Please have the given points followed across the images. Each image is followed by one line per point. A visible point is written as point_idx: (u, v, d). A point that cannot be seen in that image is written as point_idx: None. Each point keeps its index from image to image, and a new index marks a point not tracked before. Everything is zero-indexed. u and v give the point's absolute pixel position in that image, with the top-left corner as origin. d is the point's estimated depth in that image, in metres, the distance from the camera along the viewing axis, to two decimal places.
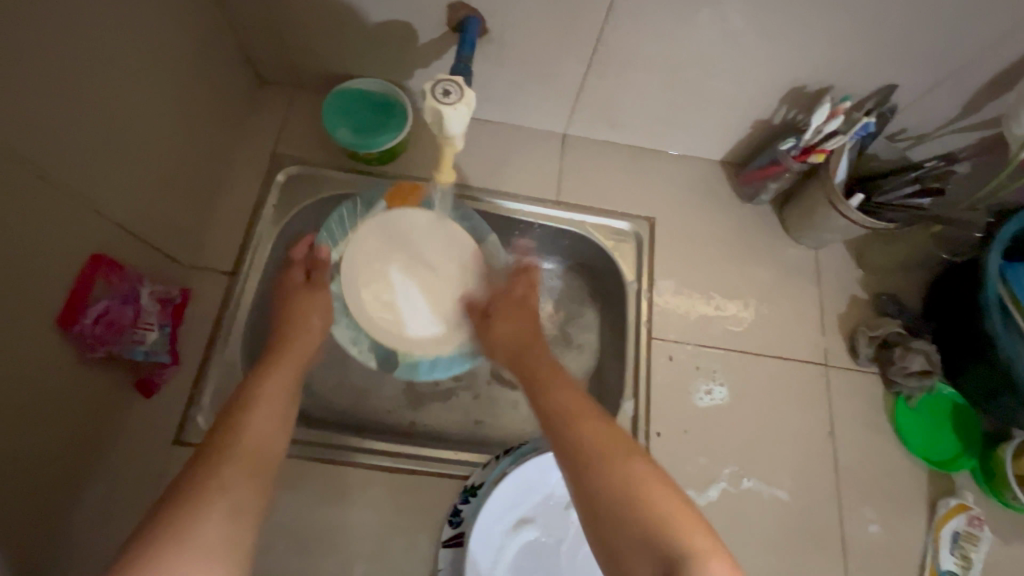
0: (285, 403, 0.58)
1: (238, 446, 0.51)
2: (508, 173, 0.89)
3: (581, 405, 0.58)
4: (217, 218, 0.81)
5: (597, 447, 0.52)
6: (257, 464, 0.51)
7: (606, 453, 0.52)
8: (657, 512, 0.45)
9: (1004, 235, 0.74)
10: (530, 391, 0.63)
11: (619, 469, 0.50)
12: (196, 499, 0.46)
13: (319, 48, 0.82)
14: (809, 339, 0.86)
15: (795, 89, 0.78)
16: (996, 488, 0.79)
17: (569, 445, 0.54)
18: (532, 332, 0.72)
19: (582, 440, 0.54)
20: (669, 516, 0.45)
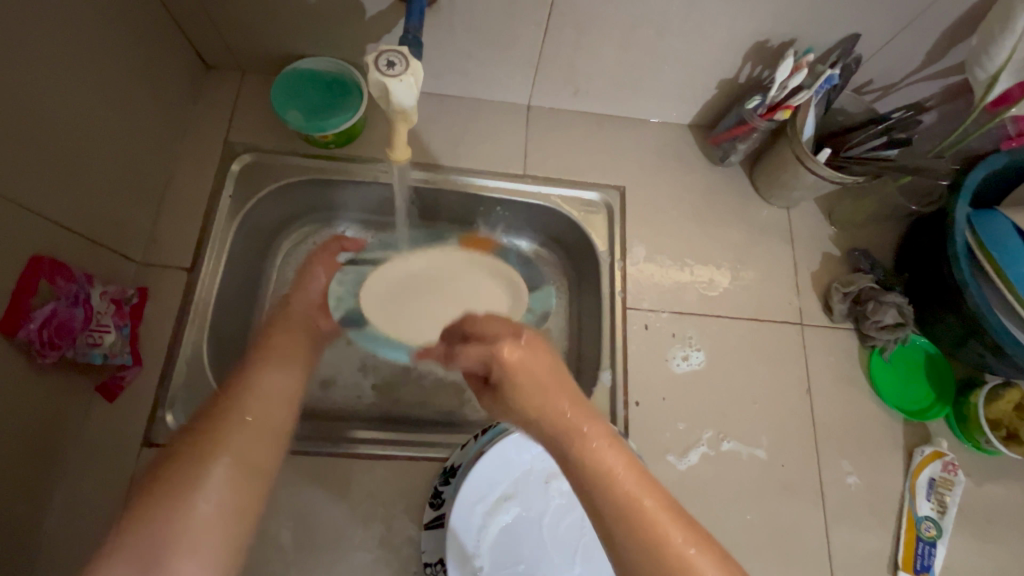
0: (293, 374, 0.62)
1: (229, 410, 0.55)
2: (472, 149, 0.87)
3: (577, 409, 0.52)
4: (172, 212, 0.78)
5: (612, 478, 0.47)
6: (251, 462, 0.53)
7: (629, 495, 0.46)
8: (690, 564, 0.43)
9: (969, 183, 0.75)
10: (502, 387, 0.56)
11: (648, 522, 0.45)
12: (186, 473, 0.50)
13: (263, 27, 0.78)
14: (784, 299, 0.86)
15: (757, 44, 0.76)
16: (970, 435, 0.80)
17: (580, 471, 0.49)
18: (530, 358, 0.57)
19: (600, 476, 0.47)
20: None
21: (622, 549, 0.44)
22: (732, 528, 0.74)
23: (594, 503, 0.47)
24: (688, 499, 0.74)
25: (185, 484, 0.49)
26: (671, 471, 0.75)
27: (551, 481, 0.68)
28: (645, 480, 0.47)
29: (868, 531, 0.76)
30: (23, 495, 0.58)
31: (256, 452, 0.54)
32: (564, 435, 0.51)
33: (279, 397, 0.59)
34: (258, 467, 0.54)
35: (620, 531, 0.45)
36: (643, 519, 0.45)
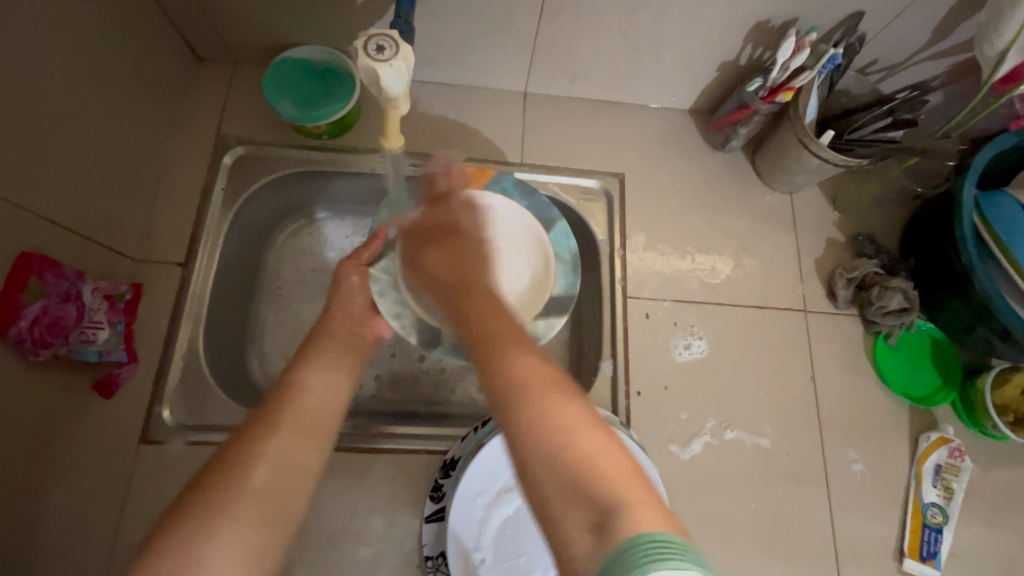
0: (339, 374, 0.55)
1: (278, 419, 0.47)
2: (468, 138, 0.85)
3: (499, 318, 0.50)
4: (165, 207, 0.77)
5: (519, 370, 0.42)
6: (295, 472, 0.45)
7: (524, 383, 0.41)
8: (577, 448, 0.38)
9: (977, 163, 0.73)
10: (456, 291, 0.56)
11: (538, 406, 0.40)
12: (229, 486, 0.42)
13: (252, 15, 0.76)
14: (787, 285, 0.85)
15: (758, 24, 0.74)
16: (977, 420, 0.79)
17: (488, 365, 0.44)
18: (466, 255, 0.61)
19: (500, 366, 0.43)
20: (608, 487, 0.36)
21: (518, 440, 0.39)
22: (737, 517, 0.73)
23: (495, 390, 0.42)
24: (692, 489, 0.73)
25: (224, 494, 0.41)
26: (674, 460, 0.74)
27: None
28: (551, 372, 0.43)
29: (874, 518, 0.75)
30: (22, 494, 0.58)
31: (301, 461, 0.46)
32: (490, 335, 0.47)
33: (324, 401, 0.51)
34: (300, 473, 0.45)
35: (511, 414, 0.40)
36: (548, 416, 0.39)
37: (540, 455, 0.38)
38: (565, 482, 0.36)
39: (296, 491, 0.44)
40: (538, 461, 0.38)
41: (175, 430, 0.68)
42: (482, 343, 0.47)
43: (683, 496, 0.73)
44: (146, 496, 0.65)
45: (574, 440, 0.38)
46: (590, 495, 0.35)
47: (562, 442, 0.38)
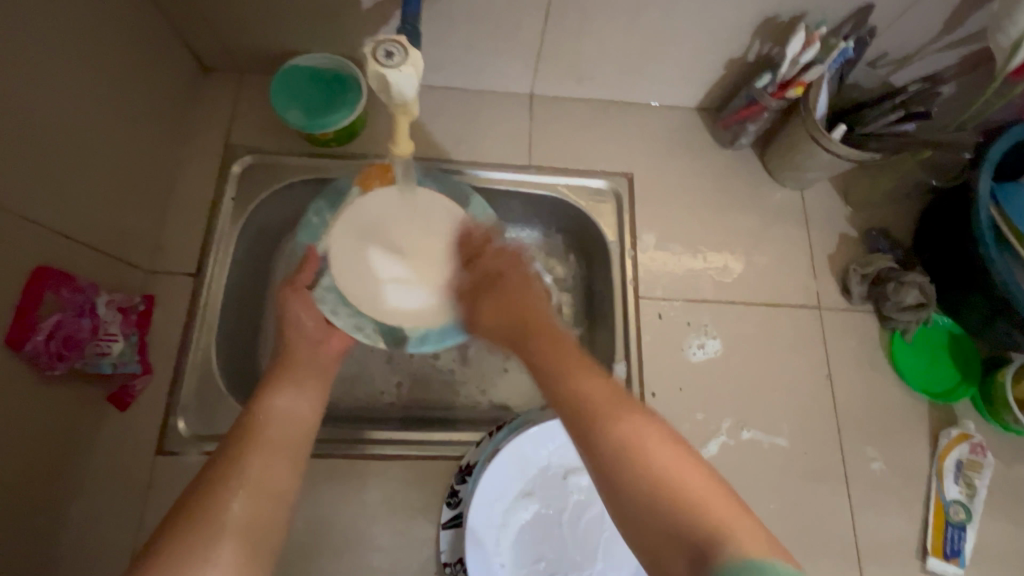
0: (309, 394, 0.59)
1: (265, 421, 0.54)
2: (475, 141, 0.85)
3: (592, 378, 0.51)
4: (175, 218, 0.77)
5: (616, 424, 0.46)
6: (274, 489, 0.49)
7: (622, 432, 0.45)
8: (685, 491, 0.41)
9: (994, 155, 0.72)
10: (526, 345, 0.60)
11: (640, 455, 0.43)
12: (206, 511, 0.45)
13: (257, 24, 0.76)
14: (800, 282, 0.84)
15: (766, 20, 0.73)
16: (998, 415, 0.78)
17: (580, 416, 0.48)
18: (525, 302, 0.67)
19: (591, 423, 0.47)
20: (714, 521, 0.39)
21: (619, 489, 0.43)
22: (756, 518, 0.72)
23: (583, 439, 0.47)
24: None
25: (208, 513, 0.45)
26: None
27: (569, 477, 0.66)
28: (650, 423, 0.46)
29: (896, 517, 0.74)
30: (41, 508, 0.58)
31: (279, 480, 0.49)
32: (565, 385, 0.51)
33: (298, 421, 0.55)
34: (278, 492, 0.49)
35: (612, 464, 0.44)
36: (649, 467, 0.42)
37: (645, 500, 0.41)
38: (667, 518, 0.40)
39: (274, 511, 0.48)
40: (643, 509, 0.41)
41: (190, 441, 0.68)
42: (558, 394, 0.51)
43: None
44: (162, 507, 0.65)
45: (679, 481, 0.41)
46: (693, 527, 0.39)
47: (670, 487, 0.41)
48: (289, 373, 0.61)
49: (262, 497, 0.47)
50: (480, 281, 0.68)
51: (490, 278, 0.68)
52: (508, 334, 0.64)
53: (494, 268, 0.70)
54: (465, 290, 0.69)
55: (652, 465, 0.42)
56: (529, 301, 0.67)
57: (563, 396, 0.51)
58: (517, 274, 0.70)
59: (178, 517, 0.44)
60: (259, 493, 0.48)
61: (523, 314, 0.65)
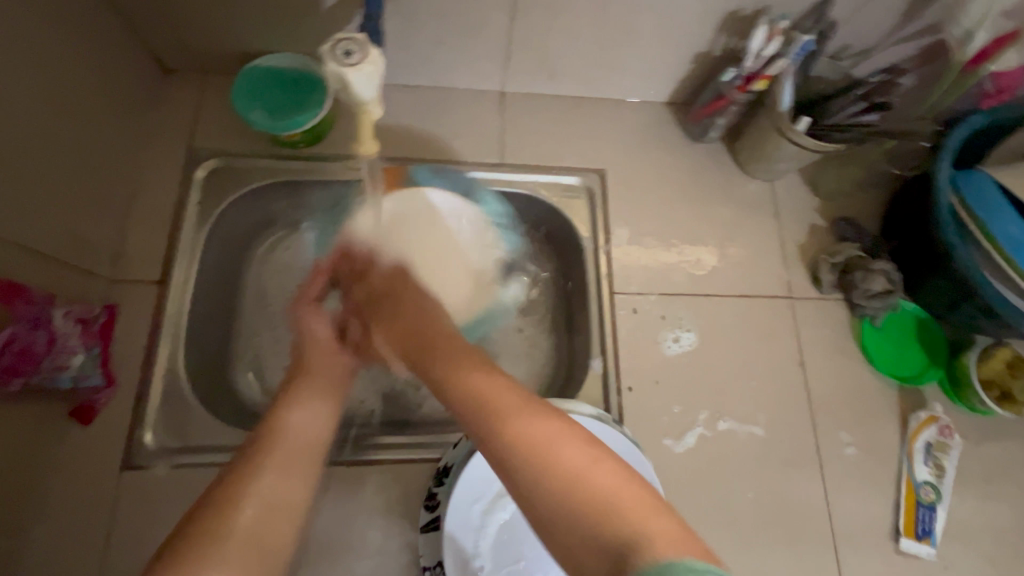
0: (323, 405, 0.58)
1: (280, 431, 0.53)
2: (446, 140, 0.84)
3: (494, 383, 0.50)
4: (137, 225, 0.75)
5: (526, 434, 0.44)
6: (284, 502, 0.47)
7: (534, 443, 0.43)
8: (602, 498, 0.39)
9: (951, 144, 0.75)
10: (422, 363, 0.58)
11: (550, 464, 0.41)
12: (216, 524, 0.44)
13: (218, 24, 0.74)
14: (772, 273, 0.85)
15: (730, 14, 0.74)
16: (964, 396, 0.80)
17: (490, 431, 0.46)
18: (416, 313, 0.66)
19: (502, 437, 0.45)
20: (630, 526, 0.37)
21: (535, 505, 0.41)
22: (734, 507, 0.73)
23: (495, 460, 0.44)
24: (687, 481, 0.73)
25: (217, 527, 0.43)
26: (669, 454, 0.74)
27: None
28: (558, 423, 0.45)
29: (869, 500, 0.76)
30: None
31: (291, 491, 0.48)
32: (474, 400, 0.49)
33: (308, 432, 0.54)
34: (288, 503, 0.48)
35: (524, 478, 0.42)
36: (560, 471, 0.41)
37: (564, 512, 0.39)
38: (583, 532, 0.38)
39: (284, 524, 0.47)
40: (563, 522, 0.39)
41: (158, 453, 0.66)
42: (462, 402, 0.50)
43: (680, 489, 0.73)
44: (131, 523, 0.63)
45: (594, 486, 0.40)
46: (609, 539, 0.37)
47: (588, 496, 0.39)
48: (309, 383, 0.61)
49: (273, 516, 0.46)
50: (373, 301, 0.71)
51: (387, 298, 0.69)
52: (400, 352, 0.63)
53: (379, 285, 0.72)
54: (362, 305, 0.72)
55: (564, 477, 0.40)
56: (422, 310, 0.67)
57: (473, 406, 0.49)
58: (402, 285, 0.71)
59: (189, 532, 0.43)
60: (270, 509, 0.46)
61: (425, 326, 0.64)
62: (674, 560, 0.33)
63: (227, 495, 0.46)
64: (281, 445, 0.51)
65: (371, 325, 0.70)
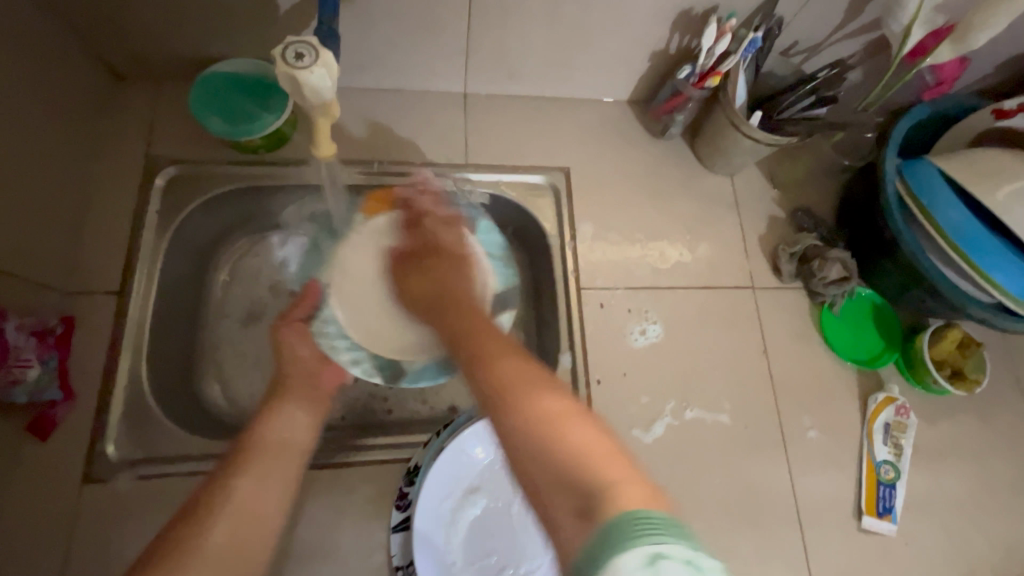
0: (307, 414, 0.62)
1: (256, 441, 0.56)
2: (410, 142, 0.85)
3: (494, 341, 0.50)
4: (95, 234, 0.73)
5: (511, 383, 0.43)
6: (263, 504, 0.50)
7: (513, 391, 0.42)
8: (573, 447, 0.37)
9: (896, 134, 0.79)
10: (444, 314, 0.58)
11: (529, 410, 0.40)
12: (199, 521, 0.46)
13: (173, 30, 0.73)
14: (734, 264, 0.87)
15: (681, 13, 0.76)
16: (919, 376, 0.83)
17: (480, 378, 0.46)
18: (450, 267, 0.65)
19: (489, 381, 0.44)
20: (601, 476, 0.34)
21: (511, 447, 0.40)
22: (702, 494, 0.75)
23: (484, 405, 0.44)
24: (657, 471, 0.75)
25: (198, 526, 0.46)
26: (638, 444, 0.75)
27: None
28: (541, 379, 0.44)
29: (832, 480, 0.78)
30: None
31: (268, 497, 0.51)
32: (473, 356, 0.49)
33: (292, 442, 0.57)
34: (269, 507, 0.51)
35: (503, 424, 0.41)
36: (537, 416, 0.40)
37: (534, 458, 0.38)
38: (560, 477, 0.36)
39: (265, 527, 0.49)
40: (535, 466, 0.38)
41: (120, 466, 0.65)
42: (461, 350, 0.51)
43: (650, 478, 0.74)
44: (93, 538, 0.62)
45: (565, 436, 0.38)
46: (583, 482, 0.35)
47: (557, 443, 0.38)
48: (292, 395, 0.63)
49: (253, 518, 0.48)
50: (423, 252, 0.68)
51: (417, 255, 0.68)
52: (432, 301, 0.62)
53: (426, 239, 0.70)
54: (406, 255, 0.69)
55: (545, 418, 0.39)
56: (459, 267, 0.66)
57: (468, 359, 0.49)
58: (456, 243, 0.69)
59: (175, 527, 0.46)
60: (249, 514, 0.49)
61: (446, 283, 0.63)
62: (631, 512, 0.31)
63: (209, 499, 0.48)
64: (261, 449, 0.55)
65: (408, 272, 0.67)
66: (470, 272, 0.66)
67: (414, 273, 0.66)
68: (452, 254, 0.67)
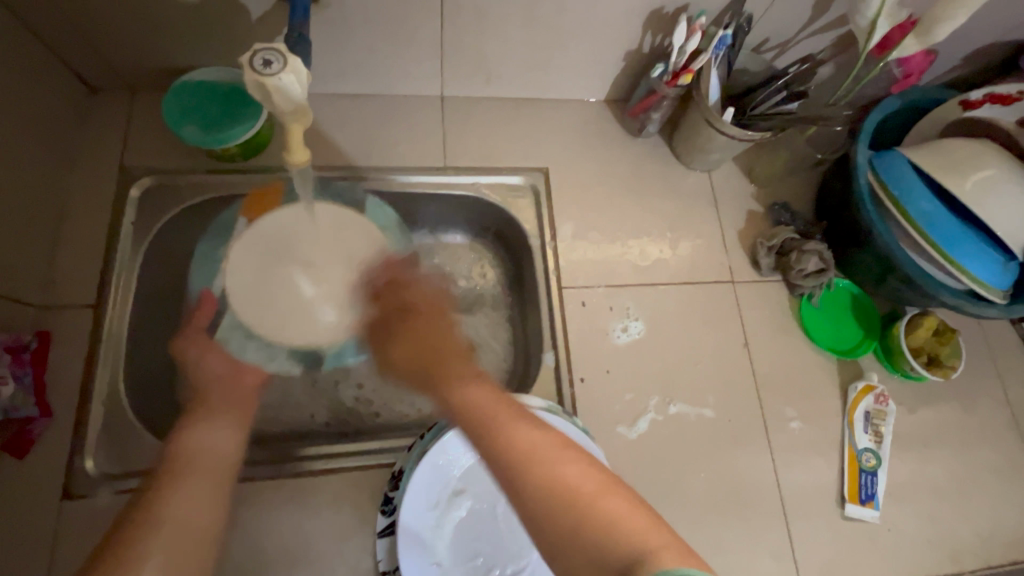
0: (231, 428, 0.58)
1: (188, 455, 0.53)
2: (389, 146, 0.85)
3: (490, 400, 0.56)
4: (69, 248, 0.73)
5: (529, 447, 0.49)
6: (196, 521, 0.48)
7: (533, 457, 0.48)
8: (598, 509, 0.43)
9: (867, 127, 0.80)
10: (430, 379, 0.61)
11: (550, 473, 0.46)
12: (117, 554, 0.44)
13: (144, 39, 0.73)
14: (714, 259, 0.88)
15: (653, 12, 0.77)
16: (897, 364, 0.84)
17: (490, 442, 0.51)
18: (430, 326, 0.67)
19: (501, 448, 0.50)
20: (625, 537, 0.41)
21: (530, 511, 0.45)
22: (688, 487, 0.75)
23: (500, 474, 0.49)
24: (642, 466, 0.75)
25: (124, 554, 0.44)
26: (623, 441, 0.76)
27: None
28: (555, 439, 0.50)
29: (814, 470, 0.79)
30: None
31: (200, 516, 0.48)
32: (480, 416, 0.54)
33: (218, 453, 0.55)
34: (201, 524, 0.48)
35: (527, 489, 0.46)
36: (559, 481, 0.46)
37: (561, 523, 0.43)
38: (592, 542, 0.42)
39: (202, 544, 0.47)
40: (559, 529, 0.43)
41: (101, 481, 0.64)
42: (458, 412, 0.56)
43: (635, 474, 0.75)
44: (74, 554, 0.61)
45: (587, 502, 0.44)
46: (619, 551, 0.40)
47: (582, 506, 0.44)
48: (210, 408, 0.60)
49: (180, 538, 0.46)
50: (389, 319, 0.70)
51: (399, 316, 0.69)
52: (419, 369, 0.64)
53: (410, 298, 0.71)
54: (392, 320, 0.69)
55: (565, 496, 0.44)
56: (438, 323, 0.68)
57: (475, 415, 0.54)
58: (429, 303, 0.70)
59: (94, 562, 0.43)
60: (176, 532, 0.46)
61: (432, 346, 0.65)
62: (669, 568, 0.37)
63: (142, 516, 0.47)
64: (187, 466, 0.52)
65: (387, 344, 0.68)
66: (449, 323, 0.70)
67: (392, 344, 0.68)
68: (432, 314, 0.69)
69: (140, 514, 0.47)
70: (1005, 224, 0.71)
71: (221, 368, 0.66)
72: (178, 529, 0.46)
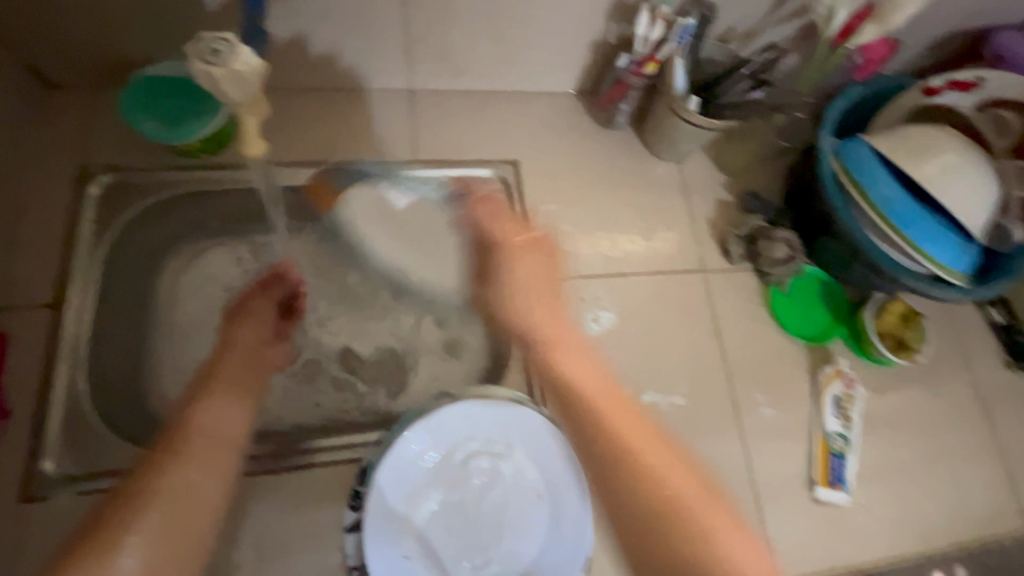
0: (238, 403, 0.61)
1: (192, 428, 0.57)
2: (356, 140, 0.84)
3: (613, 404, 0.67)
4: (27, 247, 0.71)
5: (659, 478, 0.61)
6: (195, 501, 0.52)
7: (680, 497, 0.60)
8: (695, 528, 0.58)
9: (831, 115, 0.81)
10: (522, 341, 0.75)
11: (688, 513, 0.59)
12: (125, 518, 0.49)
13: (100, 33, 0.72)
14: (684, 248, 0.88)
15: (616, 2, 0.77)
16: (866, 349, 0.85)
17: (586, 409, 0.67)
18: (532, 282, 0.75)
19: (635, 473, 0.60)
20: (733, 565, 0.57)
21: (651, 528, 0.59)
22: None
23: (638, 500, 0.60)
24: None
25: (124, 523, 0.48)
26: None
27: (467, 462, 0.66)
28: (674, 469, 0.64)
29: (785, 454, 0.80)
30: None
31: (197, 500, 0.53)
32: (568, 382, 0.70)
33: (223, 435, 0.58)
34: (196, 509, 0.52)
35: (661, 535, 0.57)
36: (700, 531, 0.58)
37: (665, 551, 0.57)
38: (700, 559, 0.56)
39: (193, 531, 0.51)
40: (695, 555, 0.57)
41: (61, 482, 0.63)
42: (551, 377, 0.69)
43: None
44: (33, 558, 0.60)
45: (700, 526, 0.58)
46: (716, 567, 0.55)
47: (702, 539, 0.57)
48: (224, 378, 0.63)
49: (178, 519, 0.51)
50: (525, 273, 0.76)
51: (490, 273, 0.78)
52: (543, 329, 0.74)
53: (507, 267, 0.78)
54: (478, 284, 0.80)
55: (662, 511, 0.59)
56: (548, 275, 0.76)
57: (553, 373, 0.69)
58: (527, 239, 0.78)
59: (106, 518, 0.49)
60: (175, 513, 0.51)
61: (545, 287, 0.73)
62: None
63: (146, 487, 0.51)
64: (192, 440, 0.55)
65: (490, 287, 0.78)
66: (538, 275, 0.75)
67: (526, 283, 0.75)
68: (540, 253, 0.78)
69: (145, 480, 0.52)
70: (959, 203, 0.73)
71: (245, 340, 0.68)
72: (178, 505, 0.51)
